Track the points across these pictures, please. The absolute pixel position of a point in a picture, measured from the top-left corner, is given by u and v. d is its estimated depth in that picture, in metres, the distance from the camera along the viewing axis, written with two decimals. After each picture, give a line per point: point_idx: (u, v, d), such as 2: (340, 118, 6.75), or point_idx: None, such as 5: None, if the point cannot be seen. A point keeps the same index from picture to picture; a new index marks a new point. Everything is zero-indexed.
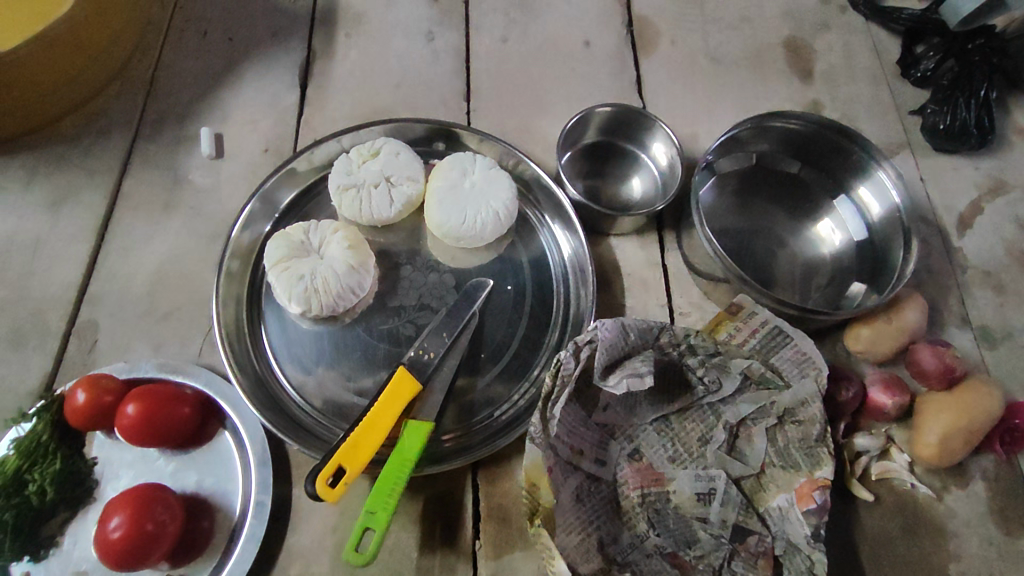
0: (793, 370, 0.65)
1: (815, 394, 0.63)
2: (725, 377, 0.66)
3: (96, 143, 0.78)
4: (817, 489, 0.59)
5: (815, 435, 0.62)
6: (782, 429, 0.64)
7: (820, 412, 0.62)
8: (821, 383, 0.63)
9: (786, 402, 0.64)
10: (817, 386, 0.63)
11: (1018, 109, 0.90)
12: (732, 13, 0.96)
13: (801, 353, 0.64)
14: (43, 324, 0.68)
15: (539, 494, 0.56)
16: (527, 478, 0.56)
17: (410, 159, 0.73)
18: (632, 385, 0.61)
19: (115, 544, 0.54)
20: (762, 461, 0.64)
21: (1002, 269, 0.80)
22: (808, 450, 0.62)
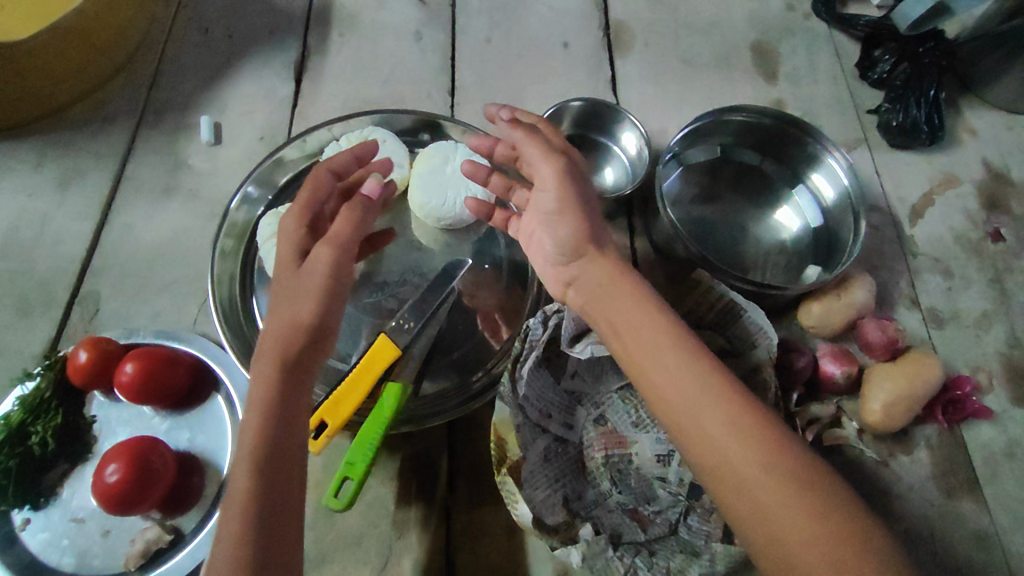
0: (746, 340, 0.69)
1: (769, 360, 0.66)
2: None
3: (102, 129, 0.84)
4: None
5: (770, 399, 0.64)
6: None
7: (773, 377, 0.65)
8: (772, 350, 0.66)
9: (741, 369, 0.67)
10: (770, 353, 0.66)
11: (969, 109, 0.96)
12: (703, 18, 1.02)
13: (755, 324, 0.68)
14: (49, 293, 0.74)
15: (507, 448, 0.61)
16: (496, 432, 0.60)
17: (396, 146, 0.79)
18: (597, 350, 0.66)
19: (110, 488, 0.58)
20: None
21: (951, 255, 0.85)
22: None
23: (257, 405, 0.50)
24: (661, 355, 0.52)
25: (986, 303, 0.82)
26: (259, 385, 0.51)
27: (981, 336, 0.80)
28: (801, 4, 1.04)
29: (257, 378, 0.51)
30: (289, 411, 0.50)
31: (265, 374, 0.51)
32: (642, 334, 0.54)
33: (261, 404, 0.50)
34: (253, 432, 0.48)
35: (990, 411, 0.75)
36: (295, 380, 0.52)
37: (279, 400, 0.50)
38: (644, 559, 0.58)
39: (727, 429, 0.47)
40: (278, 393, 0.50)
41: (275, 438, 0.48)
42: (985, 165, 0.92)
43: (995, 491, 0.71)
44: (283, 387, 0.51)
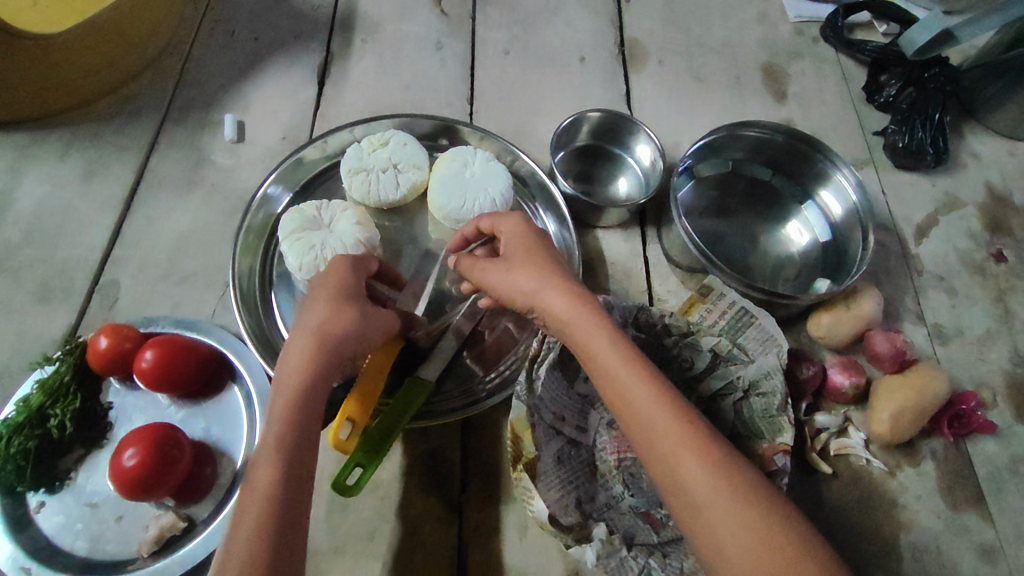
0: (757, 347, 0.69)
1: (777, 367, 0.66)
2: (696, 355, 0.68)
3: (128, 123, 0.86)
4: (779, 453, 0.61)
5: (776, 405, 0.64)
6: (749, 402, 0.66)
7: (782, 383, 0.65)
8: (782, 359, 0.67)
9: (753, 374, 0.66)
10: (778, 361, 0.67)
11: (972, 134, 0.98)
12: (714, 39, 1.05)
13: (765, 332, 0.70)
14: (70, 280, 0.75)
15: (522, 445, 0.61)
16: (511, 429, 0.61)
17: (416, 149, 0.80)
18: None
19: (128, 472, 0.58)
20: (731, 430, 0.67)
21: (955, 274, 0.87)
22: (770, 419, 0.65)
23: (258, 502, 0.45)
24: (675, 450, 0.45)
25: (989, 322, 0.84)
26: (264, 474, 0.46)
27: (985, 353, 0.81)
28: (809, 29, 1.07)
29: (263, 462, 0.47)
30: (294, 508, 0.46)
31: (275, 460, 0.47)
32: (660, 426, 0.47)
33: (263, 502, 0.45)
34: (254, 531, 0.43)
35: (996, 427, 0.76)
36: (296, 474, 0.47)
37: (284, 494, 0.46)
38: (657, 559, 0.57)
39: (760, 556, 0.41)
40: (287, 485, 0.46)
41: (280, 536, 0.44)
42: (988, 189, 0.94)
43: (1000, 505, 0.72)
44: (288, 479, 0.46)
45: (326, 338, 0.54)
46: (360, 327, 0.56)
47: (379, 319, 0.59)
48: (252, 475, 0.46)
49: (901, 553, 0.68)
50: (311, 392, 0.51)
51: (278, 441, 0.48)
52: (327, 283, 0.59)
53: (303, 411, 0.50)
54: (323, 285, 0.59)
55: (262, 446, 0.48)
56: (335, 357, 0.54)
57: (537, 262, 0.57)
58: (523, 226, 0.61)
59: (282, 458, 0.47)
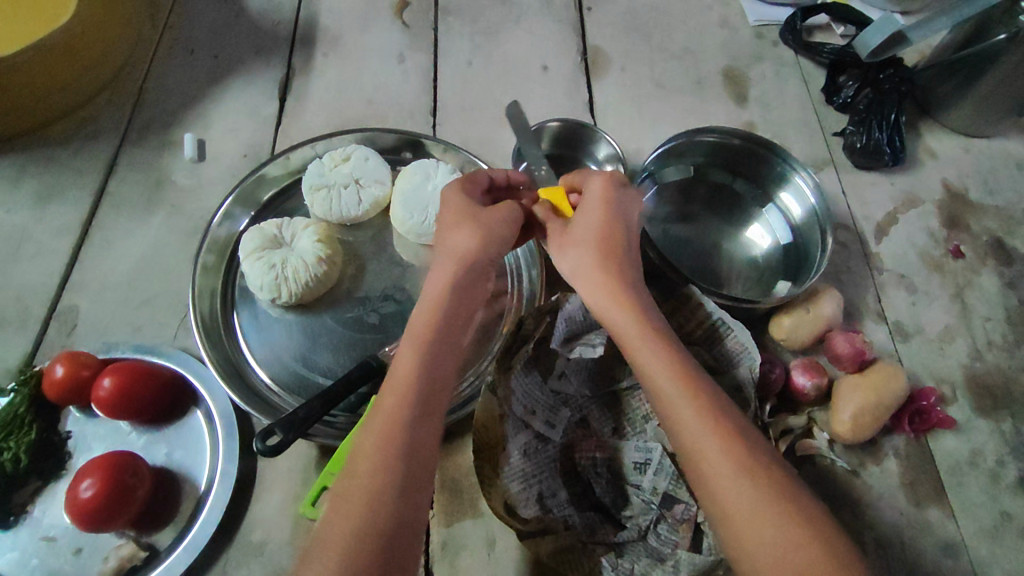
0: (731, 359, 0.70)
1: (750, 379, 0.66)
2: None
3: (85, 145, 0.85)
4: None
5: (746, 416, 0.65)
6: None
7: (753, 395, 0.66)
8: (755, 371, 0.67)
9: (725, 386, 0.68)
10: (752, 372, 0.67)
11: (928, 133, 1.00)
12: (676, 44, 1.06)
13: (740, 343, 0.69)
14: (26, 308, 0.74)
15: (488, 438, 0.62)
16: (477, 421, 0.62)
17: (378, 164, 0.80)
18: (585, 352, 0.68)
19: (85, 503, 0.57)
20: None
21: (914, 271, 0.88)
22: None
23: (396, 400, 0.47)
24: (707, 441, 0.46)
25: (948, 317, 0.85)
26: (405, 367, 0.50)
27: (945, 348, 0.83)
28: (769, 32, 1.09)
29: (407, 355, 0.50)
30: (431, 398, 0.49)
31: (415, 352, 0.51)
32: (690, 419, 0.48)
33: (406, 387, 0.48)
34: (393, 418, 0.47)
35: (955, 422, 0.77)
36: (433, 365, 0.50)
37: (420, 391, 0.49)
38: (610, 559, 0.59)
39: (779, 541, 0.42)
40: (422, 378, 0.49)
41: (417, 423, 0.47)
42: (945, 186, 0.96)
43: (962, 499, 0.73)
44: (425, 378, 0.49)
45: (462, 252, 0.57)
46: (489, 231, 0.59)
47: (501, 211, 0.61)
48: (397, 364, 0.50)
49: (865, 549, 0.69)
50: (450, 297, 0.55)
51: (418, 338, 0.51)
52: (450, 208, 0.61)
53: (439, 315, 0.53)
54: (449, 211, 0.61)
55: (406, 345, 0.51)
56: (476, 265, 0.57)
57: (599, 250, 0.58)
58: (597, 200, 0.62)
59: (420, 356, 0.50)
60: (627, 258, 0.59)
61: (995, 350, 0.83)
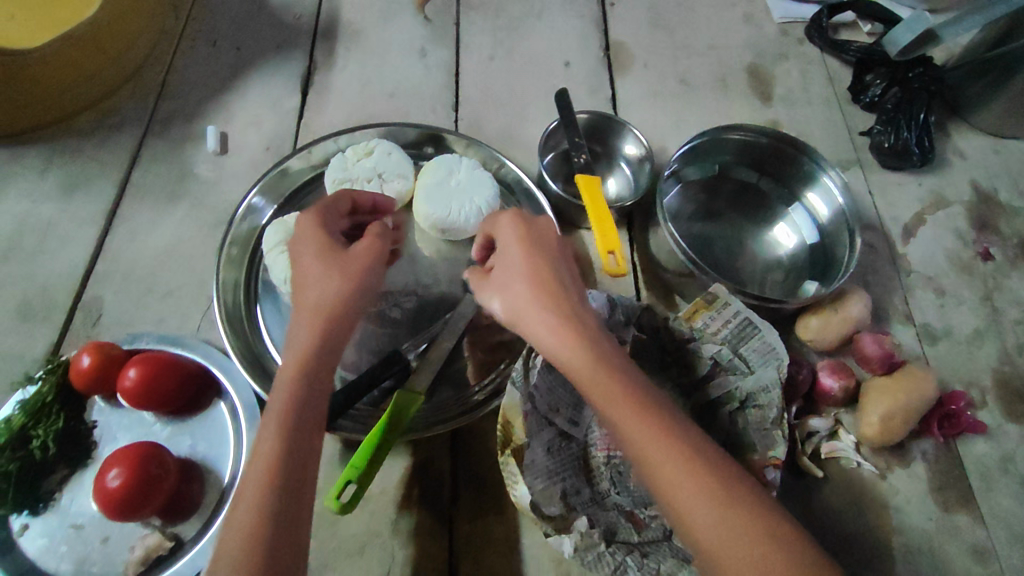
0: (757, 359, 0.68)
1: (777, 380, 0.66)
2: (694, 361, 0.70)
3: (109, 137, 0.85)
4: (769, 466, 0.62)
5: (771, 419, 0.65)
6: (743, 414, 0.67)
7: (779, 397, 0.65)
8: (782, 371, 0.67)
9: (751, 386, 0.67)
10: (779, 373, 0.66)
11: (957, 133, 0.99)
12: (700, 41, 1.05)
13: (767, 344, 0.69)
14: (52, 298, 0.74)
15: (512, 431, 0.61)
16: (504, 415, 0.61)
17: (401, 158, 0.80)
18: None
19: (113, 492, 0.57)
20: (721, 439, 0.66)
21: (942, 273, 0.87)
22: (763, 432, 0.65)
23: (259, 471, 0.46)
24: (673, 480, 0.44)
25: (977, 321, 0.84)
26: (268, 443, 0.47)
27: (974, 352, 0.81)
28: (794, 30, 1.08)
29: (267, 435, 0.47)
30: (296, 468, 0.47)
31: (283, 420, 0.48)
32: (655, 453, 0.45)
33: (267, 469, 0.46)
34: (257, 499, 0.45)
35: (985, 427, 0.76)
36: (299, 439, 0.48)
37: (288, 464, 0.46)
38: (635, 558, 0.58)
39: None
40: (289, 452, 0.47)
41: (281, 500, 0.45)
42: (974, 187, 0.94)
43: (991, 505, 0.72)
44: (289, 444, 0.47)
45: (321, 302, 0.54)
46: (351, 282, 0.56)
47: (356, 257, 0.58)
48: (258, 444, 0.47)
49: (892, 555, 0.68)
50: (310, 352, 0.51)
51: (284, 405, 0.49)
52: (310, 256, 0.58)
53: (306, 374, 0.50)
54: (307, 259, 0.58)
55: (268, 419, 0.48)
56: (338, 320, 0.54)
57: (519, 282, 0.54)
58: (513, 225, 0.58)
59: (285, 428, 0.48)
60: (564, 281, 0.54)
61: None
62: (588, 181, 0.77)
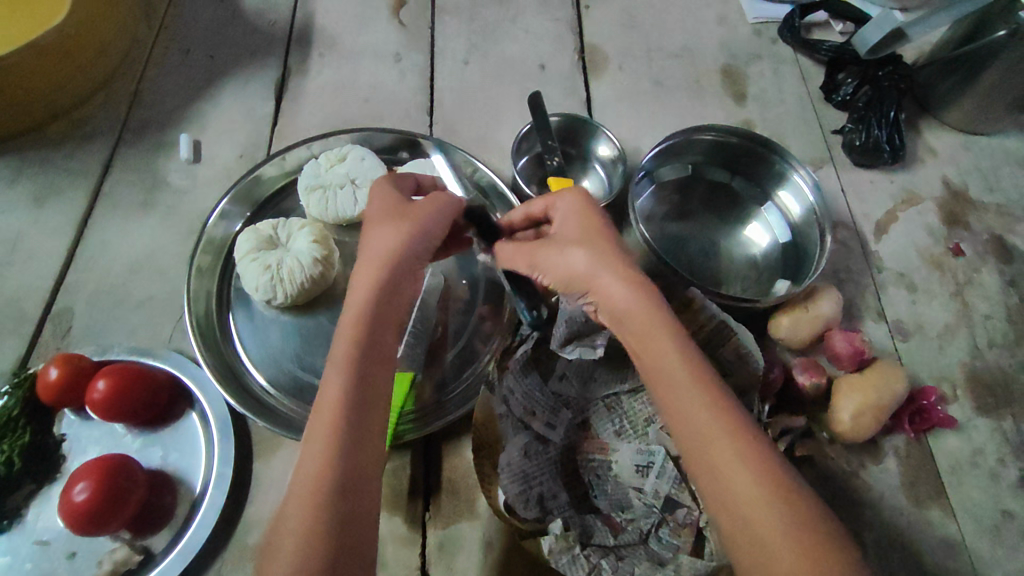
0: (734, 363, 0.68)
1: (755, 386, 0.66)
2: None
3: (79, 146, 0.85)
4: None
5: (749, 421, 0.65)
6: None
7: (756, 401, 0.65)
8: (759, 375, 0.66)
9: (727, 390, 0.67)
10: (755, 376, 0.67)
11: (928, 131, 1.00)
12: (674, 42, 1.06)
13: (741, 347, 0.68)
14: (21, 310, 0.74)
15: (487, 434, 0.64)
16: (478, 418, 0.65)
17: (373, 164, 0.79)
18: (584, 354, 0.67)
19: (79, 506, 0.57)
20: None
21: (913, 270, 0.88)
22: None
23: (331, 404, 0.46)
24: (721, 442, 0.44)
25: (948, 316, 0.85)
26: (336, 384, 0.47)
27: (945, 347, 0.82)
28: (768, 30, 1.08)
29: (336, 364, 0.48)
30: (366, 411, 0.47)
31: (347, 363, 0.48)
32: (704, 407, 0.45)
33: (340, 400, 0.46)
34: (329, 429, 0.45)
35: (955, 421, 0.77)
36: (369, 369, 0.49)
37: (360, 395, 0.47)
38: (610, 561, 0.57)
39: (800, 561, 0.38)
40: (359, 383, 0.48)
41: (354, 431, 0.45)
42: (945, 183, 0.95)
43: (962, 498, 0.73)
44: (359, 382, 0.48)
45: (389, 247, 0.55)
46: (420, 229, 0.58)
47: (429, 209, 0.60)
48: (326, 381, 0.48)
49: (865, 550, 0.69)
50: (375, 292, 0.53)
51: (350, 346, 0.49)
52: (379, 205, 0.60)
53: (367, 319, 0.51)
54: (377, 210, 0.60)
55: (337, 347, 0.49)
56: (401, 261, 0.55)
57: (590, 247, 0.55)
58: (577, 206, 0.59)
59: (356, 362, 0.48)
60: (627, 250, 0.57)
61: (996, 349, 0.83)
62: (559, 181, 0.77)
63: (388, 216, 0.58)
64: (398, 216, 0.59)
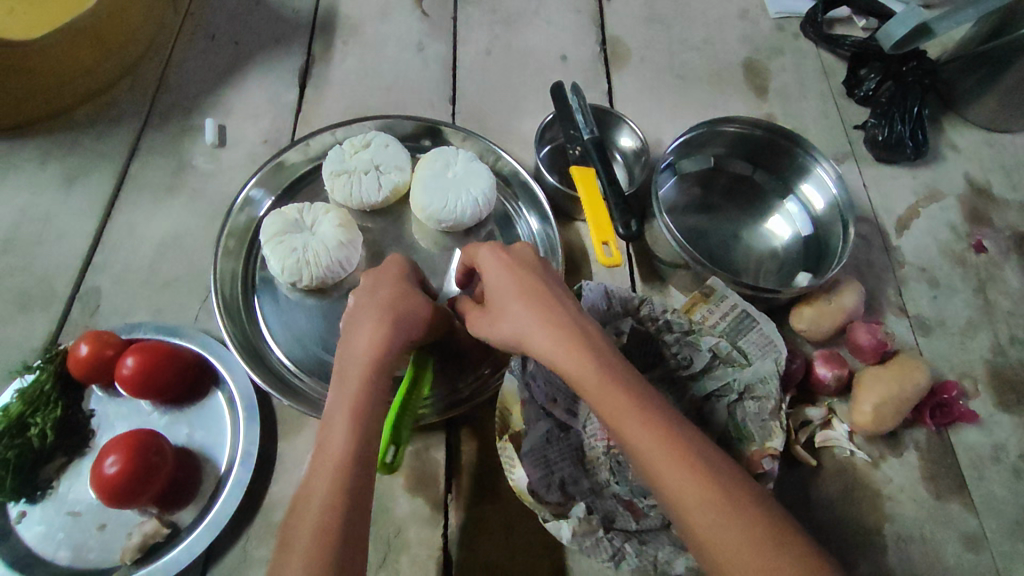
0: (756, 351, 0.70)
1: (774, 372, 0.67)
2: (695, 353, 0.69)
3: (107, 129, 0.86)
4: (767, 456, 0.61)
5: (770, 409, 0.65)
6: (742, 405, 0.66)
7: (778, 388, 0.65)
8: (779, 363, 0.67)
9: (749, 377, 0.67)
10: (776, 365, 0.67)
11: (951, 127, 0.99)
12: (695, 36, 1.06)
13: (764, 337, 0.70)
14: (50, 288, 0.75)
15: (511, 418, 0.63)
16: (502, 402, 0.63)
17: (397, 150, 0.80)
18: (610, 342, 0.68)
19: (109, 479, 0.57)
20: (722, 430, 0.65)
21: (936, 265, 0.88)
22: (763, 421, 0.64)
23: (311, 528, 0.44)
24: (676, 476, 0.45)
25: (970, 312, 0.84)
26: (317, 502, 0.45)
27: (967, 343, 0.82)
28: (790, 25, 1.08)
29: (322, 478, 0.47)
30: (352, 533, 0.45)
31: (331, 483, 0.46)
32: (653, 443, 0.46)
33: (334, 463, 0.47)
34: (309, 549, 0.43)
35: (977, 416, 0.77)
36: (355, 487, 0.46)
37: (341, 524, 0.44)
38: (634, 545, 0.58)
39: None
40: (344, 501, 0.45)
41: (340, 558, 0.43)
42: (968, 180, 0.95)
43: (983, 493, 0.73)
44: (344, 502, 0.45)
45: (366, 349, 0.54)
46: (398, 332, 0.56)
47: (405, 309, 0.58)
48: (307, 494, 0.46)
49: (886, 542, 0.69)
50: (356, 399, 0.51)
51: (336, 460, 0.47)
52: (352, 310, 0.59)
53: (355, 429, 0.49)
54: (353, 311, 0.59)
55: (316, 468, 0.47)
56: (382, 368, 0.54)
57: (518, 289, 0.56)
58: (500, 260, 0.58)
59: (354, 428, 0.49)
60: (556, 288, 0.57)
61: (1018, 346, 0.83)
62: (582, 171, 0.77)
63: (364, 318, 0.57)
64: (377, 316, 0.57)
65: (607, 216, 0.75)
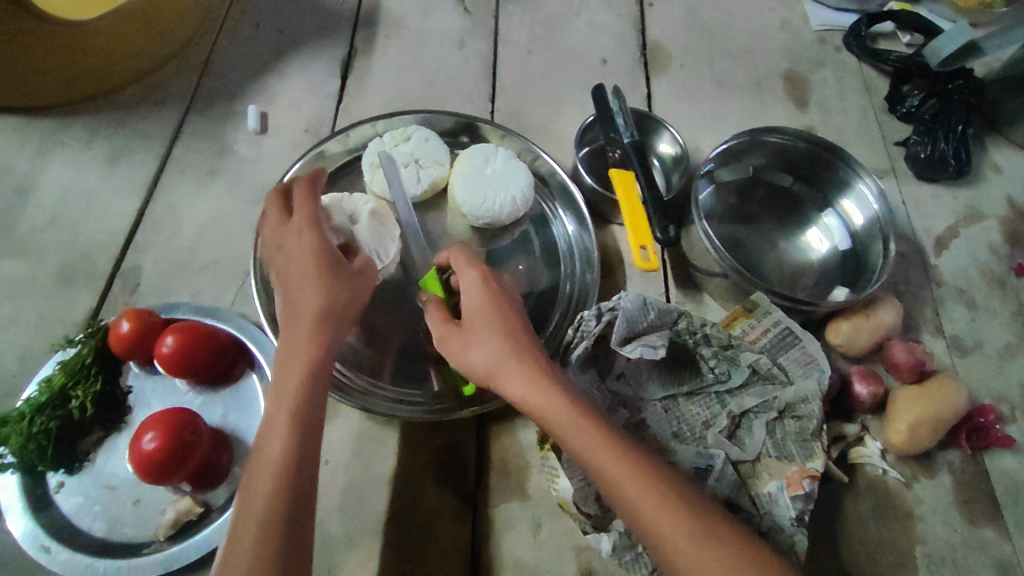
0: (796, 369, 0.70)
1: (816, 392, 0.67)
2: (734, 369, 0.70)
3: (152, 111, 0.87)
4: (807, 477, 0.62)
5: (811, 429, 0.65)
6: (781, 423, 0.67)
7: (818, 408, 0.66)
8: (821, 384, 0.68)
9: (790, 396, 0.68)
10: (817, 385, 0.68)
11: (994, 148, 0.98)
12: (736, 44, 1.05)
13: (805, 355, 0.70)
14: (92, 265, 0.76)
15: None
16: None
17: (437, 145, 0.80)
18: (645, 354, 0.65)
19: (148, 456, 0.58)
20: (759, 450, 0.66)
21: (974, 287, 0.86)
22: (802, 442, 0.65)
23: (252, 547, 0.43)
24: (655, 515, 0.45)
25: (1009, 335, 0.83)
26: (257, 522, 0.44)
27: (1005, 367, 0.81)
28: (832, 38, 1.07)
29: (260, 495, 0.45)
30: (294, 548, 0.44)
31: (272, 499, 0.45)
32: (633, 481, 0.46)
33: (277, 479, 0.45)
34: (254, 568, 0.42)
35: (1013, 441, 0.75)
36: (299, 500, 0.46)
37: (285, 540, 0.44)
38: None
39: None
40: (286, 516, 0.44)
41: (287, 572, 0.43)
42: (1010, 203, 0.94)
43: (1018, 520, 0.71)
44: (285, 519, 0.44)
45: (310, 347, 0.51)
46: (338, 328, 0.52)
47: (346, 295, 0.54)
48: (246, 510, 0.45)
49: (916, 564, 0.68)
50: (299, 406, 0.48)
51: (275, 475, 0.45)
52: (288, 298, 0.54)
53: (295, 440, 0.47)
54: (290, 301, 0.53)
55: (260, 482, 0.45)
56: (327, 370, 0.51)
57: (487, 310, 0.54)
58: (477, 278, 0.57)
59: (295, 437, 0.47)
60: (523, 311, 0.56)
61: None
62: (621, 173, 0.77)
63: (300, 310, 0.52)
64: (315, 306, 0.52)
65: (645, 221, 0.74)
